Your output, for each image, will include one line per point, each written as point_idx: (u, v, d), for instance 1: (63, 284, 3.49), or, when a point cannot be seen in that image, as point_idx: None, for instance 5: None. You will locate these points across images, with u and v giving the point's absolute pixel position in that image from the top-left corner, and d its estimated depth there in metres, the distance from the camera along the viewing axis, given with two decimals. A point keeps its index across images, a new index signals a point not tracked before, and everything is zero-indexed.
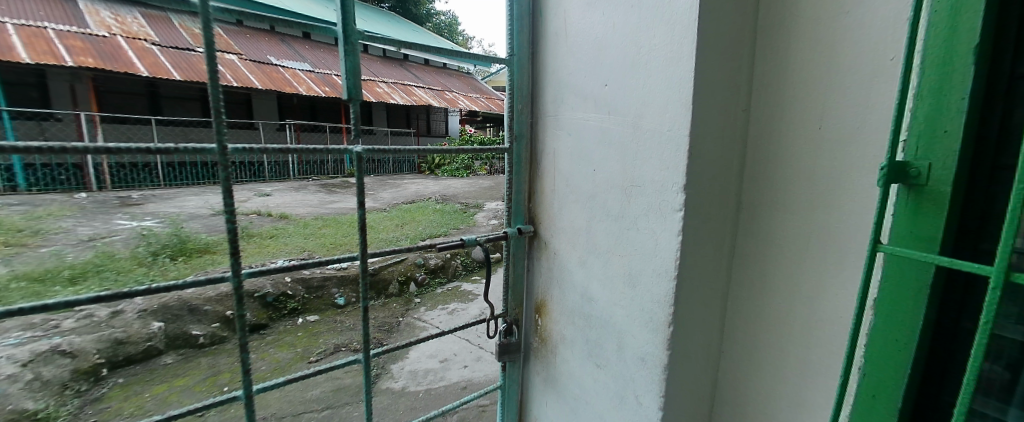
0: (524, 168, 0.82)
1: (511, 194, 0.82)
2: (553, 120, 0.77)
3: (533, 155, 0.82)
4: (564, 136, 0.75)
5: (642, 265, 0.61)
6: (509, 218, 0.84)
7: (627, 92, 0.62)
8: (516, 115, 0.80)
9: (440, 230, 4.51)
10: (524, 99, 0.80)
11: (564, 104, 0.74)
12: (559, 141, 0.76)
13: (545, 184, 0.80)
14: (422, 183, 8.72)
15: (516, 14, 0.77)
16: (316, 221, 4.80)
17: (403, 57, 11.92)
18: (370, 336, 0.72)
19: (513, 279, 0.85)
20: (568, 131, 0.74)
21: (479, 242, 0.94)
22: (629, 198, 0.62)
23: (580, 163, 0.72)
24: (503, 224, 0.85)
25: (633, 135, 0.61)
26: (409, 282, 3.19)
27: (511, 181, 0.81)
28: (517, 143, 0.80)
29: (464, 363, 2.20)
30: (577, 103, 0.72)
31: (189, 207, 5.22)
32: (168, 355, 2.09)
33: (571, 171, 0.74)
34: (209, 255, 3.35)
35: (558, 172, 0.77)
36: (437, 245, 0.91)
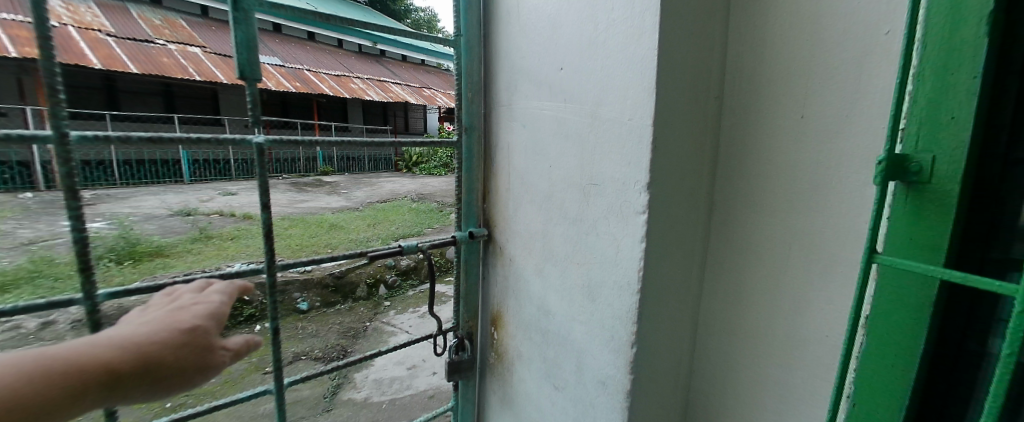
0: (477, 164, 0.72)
1: (462, 192, 0.71)
2: (507, 110, 0.68)
3: (486, 148, 0.73)
4: (518, 129, 0.66)
5: (602, 275, 0.53)
6: (460, 221, 0.74)
7: (584, 77, 0.54)
8: (465, 105, 0.70)
9: (415, 229, 4.37)
10: (475, 87, 0.70)
11: (518, 93, 0.66)
12: (513, 134, 0.67)
13: (500, 183, 0.71)
14: (398, 181, 8.53)
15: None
16: (283, 220, 4.60)
17: (380, 53, 11.67)
18: (280, 357, 0.64)
19: (466, 289, 0.76)
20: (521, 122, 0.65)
21: (421, 248, 0.83)
22: (588, 199, 0.54)
23: (536, 160, 0.63)
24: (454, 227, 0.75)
25: (591, 124, 0.53)
26: (379, 284, 3.05)
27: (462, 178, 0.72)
28: (468, 135, 0.70)
29: (433, 369, 2.10)
30: (531, 91, 0.63)
31: (144, 208, 4.92)
32: None
33: (526, 166, 0.65)
34: (162, 258, 3.13)
35: (513, 169, 0.68)
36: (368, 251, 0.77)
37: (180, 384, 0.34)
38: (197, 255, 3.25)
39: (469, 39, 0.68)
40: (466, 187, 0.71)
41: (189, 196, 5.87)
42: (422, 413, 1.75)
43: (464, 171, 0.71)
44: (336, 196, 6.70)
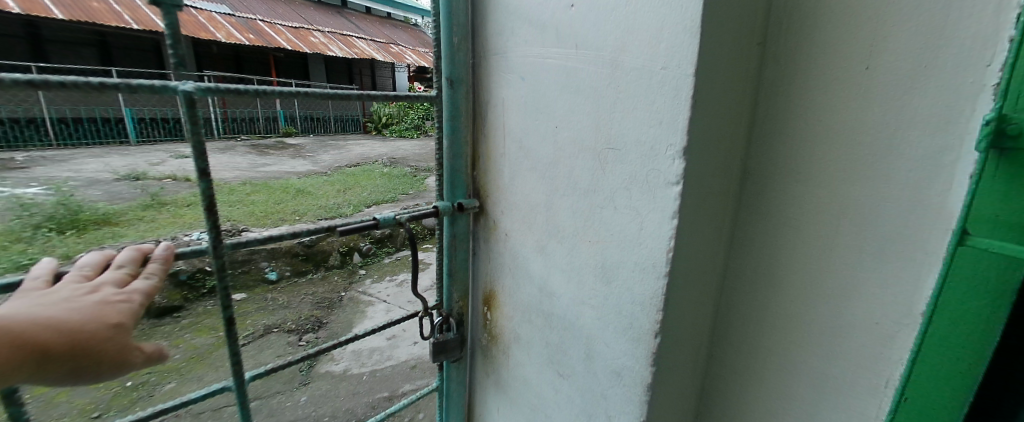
0: (466, 124, 0.62)
1: (448, 158, 0.61)
2: (499, 59, 0.57)
3: (475, 106, 0.62)
4: (515, 82, 0.55)
5: (620, 256, 0.46)
6: (445, 192, 0.64)
7: (600, 13, 0.43)
8: (449, 53, 0.58)
9: (388, 195, 4.21)
10: (462, 30, 0.58)
11: (513, 37, 0.54)
12: (507, 88, 0.57)
13: (492, 148, 0.61)
14: (367, 144, 8.16)
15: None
16: (244, 186, 4.32)
17: (342, 5, 10.83)
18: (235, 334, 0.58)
19: (455, 267, 0.68)
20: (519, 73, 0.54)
21: (398, 222, 0.73)
22: (603, 166, 0.46)
23: (536, 120, 0.53)
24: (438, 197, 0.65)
25: (608, 75, 0.43)
26: (353, 253, 2.94)
27: (449, 142, 0.61)
28: (454, 89, 0.59)
29: (413, 339, 2.06)
30: (530, 34, 0.52)
31: (86, 172, 4.50)
32: None
33: (524, 127, 0.55)
34: (110, 227, 2.87)
35: (508, 130, 0.58)
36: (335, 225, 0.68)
37: (96, 373, 0.38)
38: (150, 223, 3.01)
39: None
40: (454, 152, 0.61)
41: (137, 159, 5.41)
42: (404, 385, 1.71)
43: (451, 133, 0.61)
44: (302, 160, 6.36)
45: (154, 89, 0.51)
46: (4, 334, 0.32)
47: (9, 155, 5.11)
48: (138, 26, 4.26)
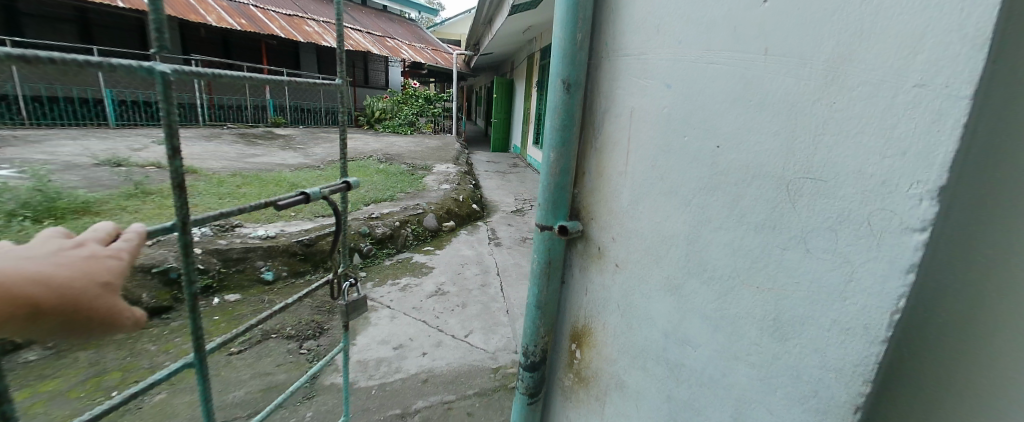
0: (576, 138, 0.63)
1: (553, 175, 0.63)
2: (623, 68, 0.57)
3: (588, 120, 0.63)
4: (654, 96, 0.52)
5: (807, 309, 0.39)
6: (552, 211, 0.64)
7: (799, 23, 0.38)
8: (570, 53, 0.60)
9: (386, 193, 4.07)
10: (586, 26, 0.59)
11: (651, 52, 0.52)
12: (639, 106, 0.54)
13: (604, 165, 0.60)
14: (360, 139, 7.98)
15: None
16: (234, 177, 4.14)
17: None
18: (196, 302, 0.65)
19: (545, 295, 0.67)
20: (654, 88, 0.52)
21: (325, 195, 0.83)
22: (795, 201, 0.39)
23: (672, 137, 0.50)
24: (539, 216, 0.65)
25: (809, 94, 0.38)
26: (353, 253, 2.84)
27: (554, 155, 0.63)
28: (570, 94, 0.61)
29: (422, 349, 1.96)
30: (676, 48, 0.49)
31: (63, 155, 4.25)
32: (30, 350, 1.61)
33: (653, 143, 0.53)
34: (90, 216, 2.67)
35: (633, 150, 0.55)
36: (275, 201, 0.74)
37: (83, 330, 0.46)
38: (135, 214, 2.82)
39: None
40: (561, 169, 0.63)
41: (116, 143, 5.15)
42: (417, 401, 1.61)
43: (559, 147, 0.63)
44: (292, 152, 6.15)
45: (132, 70, 0.54)
46: (8, 295, 0.41)
47: None
48: (124, 3, 4.02)
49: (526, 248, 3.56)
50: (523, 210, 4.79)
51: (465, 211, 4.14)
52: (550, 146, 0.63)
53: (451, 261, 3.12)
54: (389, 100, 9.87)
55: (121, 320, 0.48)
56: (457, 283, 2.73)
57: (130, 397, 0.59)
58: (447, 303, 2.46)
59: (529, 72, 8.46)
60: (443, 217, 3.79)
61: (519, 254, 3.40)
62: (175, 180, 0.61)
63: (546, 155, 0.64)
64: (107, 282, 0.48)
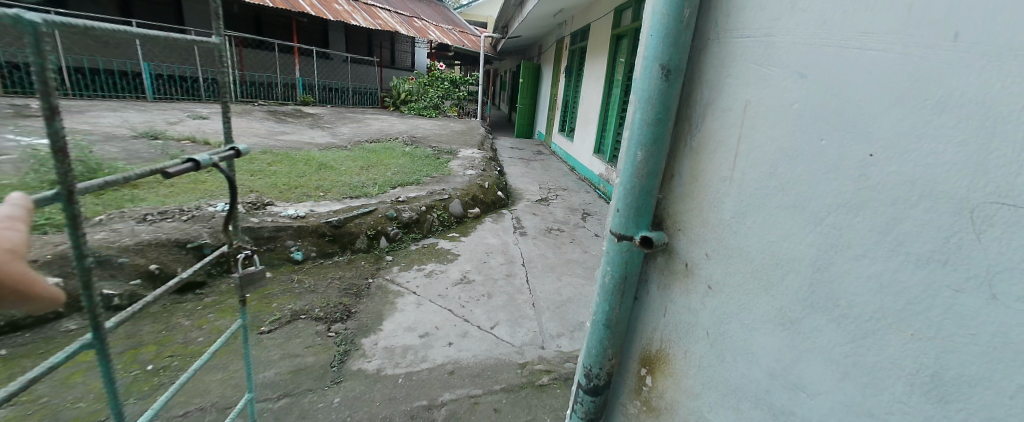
0: (666, 138, 0.66)
1: (640, 178, 0.67)
2: (736, 52, 0.59)
3: (683, 113, 0.66)
4: (770, 123, 0.54)
5: (965, 359, 0.38)
6: (636, 222, 0.68)
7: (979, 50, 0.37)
8: (673, 33, 0.62)
9: (412, 176, 4.05)
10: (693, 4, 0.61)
11: (770, 76, 0.54)
12: (753, 127, 0.56)
13: (700, 165, 0.64)
14: (386, 120, 8.00)
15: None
16: (265, 155, 4.19)
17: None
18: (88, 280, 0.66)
19: (616, 312, 0.74)
20: (776, 86, 0.53)
21: (213, 160, 0.87)
22: (961, 247, 0.38)
23: (794, 138, 0.51)
24: (618, 227, 0.70)
25: (993, 105, 0.36)
26: (380, 237, 2.84)
27: (641, 154, 0.66)
28: (669, 80, 0.63)
29: (448, 339, 1.94)
30: (799, 75, 0.51)
31: (103, 126, 4.40)
32: (71, 319, 1.64)
33: (765, 146, 0.55)
34: (128, 188, 2.74)
35: (740, 175, 0.58)
36: (163, 169, 0.77)
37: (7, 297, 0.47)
38: (170, 188, 2.89)
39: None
40: (648, 170, 0.66)
41: (154, 116, 5.29)
42: (444, 394, 1.58)
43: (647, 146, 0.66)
44: (320, 131, 6.22)
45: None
46: None
47: (25, 101, 5.02)
48: None
49: (551, 239, 3.50)
50: (548, 199, 4.71)
51: (490, 198, 4.09)
52: (635, 151, 0.67)
53: (476, 249, 3.09)
54: (415, 82, 9.84)
55: (40, 285, 0.49)
56: (482, 273, 2.70)
57: (33, 381, 0.60)
58: (473, 293, 2.42)
59: (558, 57, 8.25)
60: (469, 203, 3.75)
61: (545, 244, 3.34)
62: (55, 145, 0.61)
63: (632, 155, 0.67)
64: (12, 248, 0.48)
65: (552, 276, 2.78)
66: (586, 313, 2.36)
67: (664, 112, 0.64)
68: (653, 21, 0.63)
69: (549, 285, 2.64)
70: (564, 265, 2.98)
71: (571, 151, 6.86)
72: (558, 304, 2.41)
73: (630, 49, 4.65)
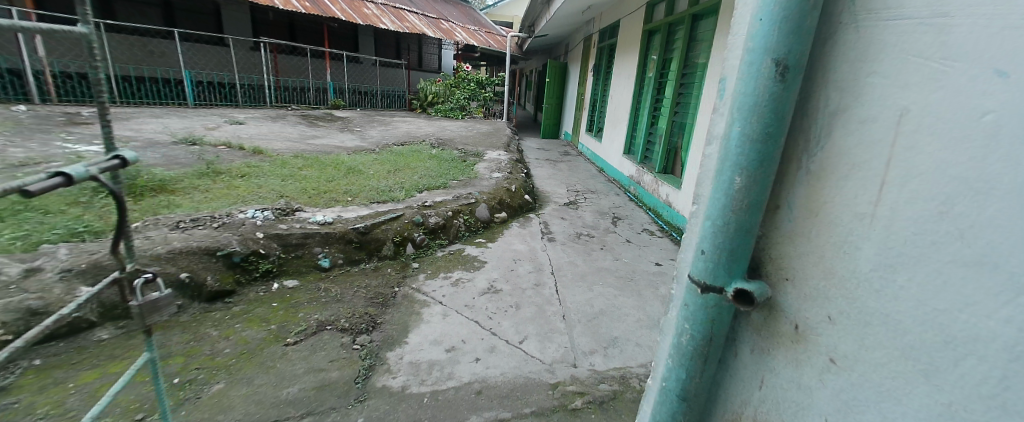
0: (774, 166, 0.55)
1: (738, 212, 0.56)
2: (880, 44, 0.47)
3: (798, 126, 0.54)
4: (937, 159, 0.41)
5: None
6: (730, 268, 0.58)
7: None
8: (790, 34, 0.51)
9: (439, 180, 4.01)
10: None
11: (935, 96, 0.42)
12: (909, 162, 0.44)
13: (823, 193, 0.52)
14: (413, 122, 8.06)
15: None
16: (296, 159, 4.26)
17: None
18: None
19: (697, 377, 0.65)
20: (951, 93, 0.40)
21: (91, 174, 0.80)
22: None
23: (979, 165, 0.38)
24: (705, 272, 0.60)
25: None
26: (406, 243, 2.80)
27: (740, 179, 0.56)
28: (783, 90, 0.52)
29: (475, 355, 1.86)
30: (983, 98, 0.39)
31: (146, 132, 4.61)
32: (103, 328, 1.65)
33: (932, 176, 0.42)
34: (166, 194, 2.82)
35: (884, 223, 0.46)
36: (26, 186, 0.69)
37: None
38: (205, 194, 2.96)
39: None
40: (748, 204, 0.56)
41: (193, 122, 5.50)
42: (471, 416, 1.50)
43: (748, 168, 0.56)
44: (349, 135, 6.30)
45: None
46: None
47: (77, 109, 5.32)
48: None
49: (581, 245, 3.36)
50: (577, 203, 4.56)
51: (518, 202, 3.99)
52: (732, 180, 0.56)
53: (504, 256, 3.00)
54: (442, 84, 9.88)
55: None
56: (510, 282, 2.60)
57: None
58: (500, 304, 2.33)
59: (586, 56, 8.06)
60: (495, 208, 3.66)
61: (574, 251, 3.21)
62: None
63: (727, 180, 0.57)
64: None
65: (583, 286, 2.65)
66: (619, 327, 2.22)
67: (774, 126, 0.53)
68: (759, 18, 0.54)
69: (580, 296, 2.51)
70: (595, 274, 2.84)
71: (600, 152, 6.67)
72: (590, 317, 2.28)
73: (662, 45, 4.45)
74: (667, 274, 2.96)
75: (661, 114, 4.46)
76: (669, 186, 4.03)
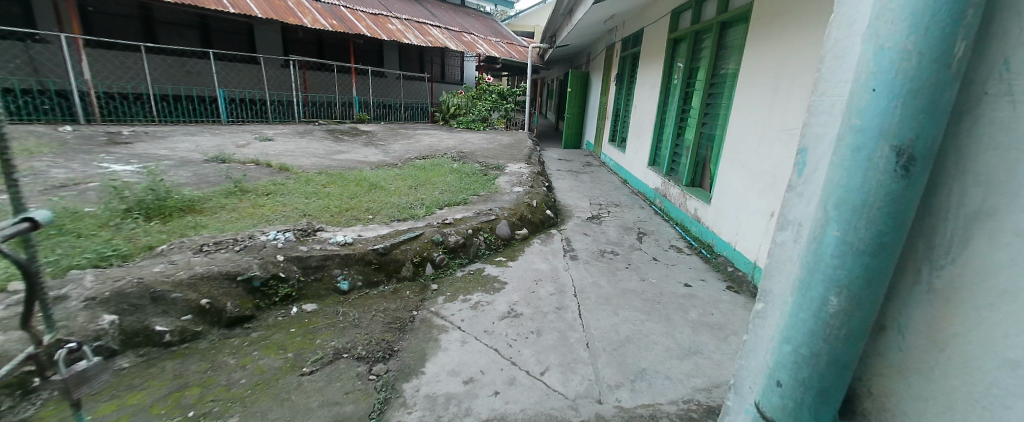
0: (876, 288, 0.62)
1: (837, 324, 0.64)
2: (1002, 177, 0.52)
3: (915, 223, 0.60)
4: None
5: None
6: (823, 369, 0.66)
7: None
8: (896, 173, 0.58)
9: (460, 195, 3.97)
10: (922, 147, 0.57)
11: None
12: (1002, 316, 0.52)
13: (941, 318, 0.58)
14: (435, 135, 8.12)
15: (885, 26, 0.59)
16: (320, 175, 4.32)
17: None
18: None
19: None
20: None
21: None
22: None
23: None
24: (795, 371, 0.69)
25: None
26: (425, 263, 2.75)
27: (836, 297, 0.64)
28: (887, 223, 0.59)
29: (494, 388, 1.77)
30: None
31: (180, 150, 4.80)
32: (124, 356, 1.70)
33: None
34: (193, 215, 2.88)
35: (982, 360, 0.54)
36: None
37: None
38: (230, 213, 3.01)
39: (926, 81, 0.55)
40: (846, 319, 0.64)
41: (224, 139, 5.69)
42: None
43: (851, 271, 0.63)
44: (373, 149, 6.38)
45: None
46: None
47: (118, 128, 5.59)
48: None
49: (605, 263, 3.24)
50: (600, 217, 4.44)
51: (539, 218, 3.90)
52: (830, 299, 0.65)
53: (524, 275, 2.91)
54: (463, 96, 9.95)
55: None
56: (531, 304, 2.51)
57: None
58: (521, 329, 2.24)
59: (608, 64, 7.95)
60: (516, 224, 3.58)
61: (598, 270, 3.09)
62: None
63: (824, 295, 0.65)
64: None
65: (608, 309, 2.53)
66: (647, 357, 2.09)
67: (884, 236, 0.59)
68: (874, 86, 0.60)
69: (605, 321, 2.40)
70: (620, 296, 2.71)
71: (623, 163, 6.51)
72: (616, 346, 2.16)
73: (688, 54, 4.31)
74: (697, 296, 2.80)
75: (688, 125, 4.30)
76: (697, 199, 3.86)
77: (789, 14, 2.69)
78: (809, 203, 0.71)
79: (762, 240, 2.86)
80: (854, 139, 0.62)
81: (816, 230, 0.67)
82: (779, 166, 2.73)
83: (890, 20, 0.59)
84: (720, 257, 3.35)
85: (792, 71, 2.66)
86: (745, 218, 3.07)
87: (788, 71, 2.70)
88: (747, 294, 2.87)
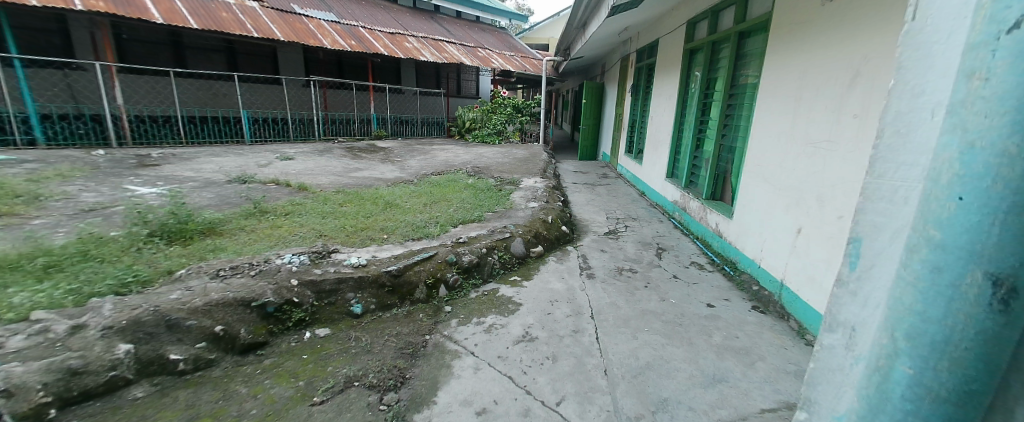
0: None
1: None
2: None
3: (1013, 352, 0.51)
4: None
5: None
6: None
7: None
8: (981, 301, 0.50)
9: (474, 212, 3.95)
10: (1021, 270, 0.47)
11: None
12: None
13: None
14: (451, 150, 8.18)
15: (974, 120, 0.52)
16: (337, 194, 4.37)
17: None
18: None
19: None
20: None
21: None
22: None
23: None
24: None
25: None
26: (439, 285, 2.72)
27: None
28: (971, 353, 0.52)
29: (507, 420, 1.71)
30: None
31: (204, 171, 4.95)
32: (139, 386, 1.73)
33: None
34: (213, 237, 2.93)
35: None
36: None
37: None
38: (249, 235, 3.06)
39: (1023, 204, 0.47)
40: None
41: (247, 159, 5.86)
42: None
43: (934, 405, 0.56)
44: (390, 165, 6.46)
45: None
46: None
47: (148, 151, 5.82)
48: None
49: (623, 282, 3.14)
50: (617, 232, 4.34)
51: (555, 235, 3.84)
52: None
53: (539, 296, 2.84)
54: (479, 110, 10.03)
55: None
56: (546, 328, 2.43)
57: None
58: (535, 355, 2.18)
59: (623, 75, 7.89)
60: (532, 242, 3.53)
61: (615, 290, 3.00)
62: None
63: None
64: None
65: (626, 333, 2.43)
66: (669, 386, 1.99)
67: (970, 381, 0.53)
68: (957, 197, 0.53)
69: (624, 345, 2.31)
70: (639, 318, 2.61)
71: (640, 175, 6.39)
72: (635, 373, 2.07)
73: (705, 64, 4.22)
74: (720, 317, 2.68)
75: (707, 137, 4.19)
76: (718, 214, 3.73)
77: (812, 22, 2.60)
78: (865, 307, 0.68)
79: (789, 258, 2.73)
80: (933, 257, 0.55)
81: (884, 353, 0.62)
82: (804, 179, 2.62)
83: (980, 112, 0.51)
84: (743, 275, 3.21)
85: (816, 81, 2.57)
86: (770, 234, 2.95)
87: (812, 81, 2.60)
88: (774, 315, 2.74)
